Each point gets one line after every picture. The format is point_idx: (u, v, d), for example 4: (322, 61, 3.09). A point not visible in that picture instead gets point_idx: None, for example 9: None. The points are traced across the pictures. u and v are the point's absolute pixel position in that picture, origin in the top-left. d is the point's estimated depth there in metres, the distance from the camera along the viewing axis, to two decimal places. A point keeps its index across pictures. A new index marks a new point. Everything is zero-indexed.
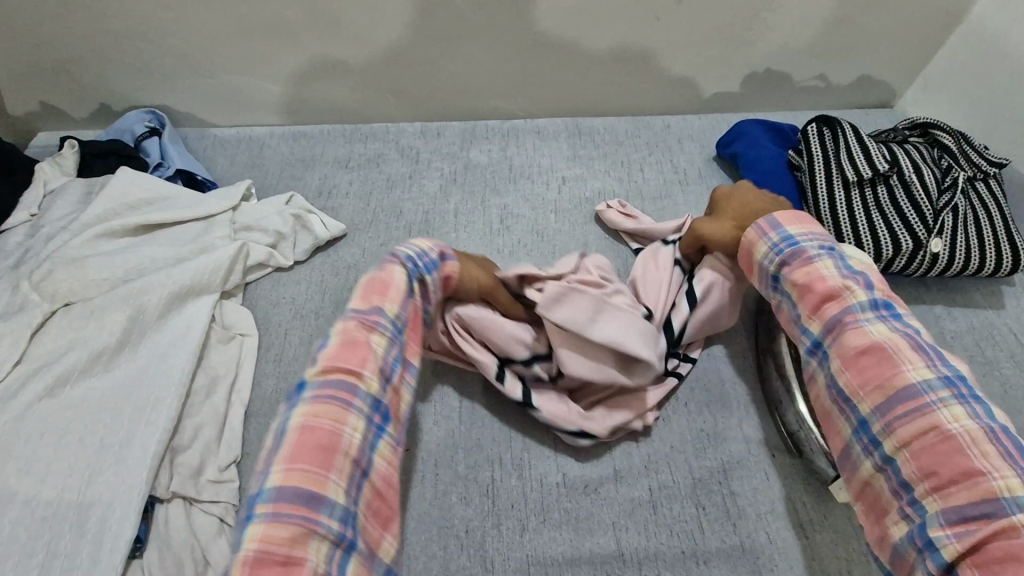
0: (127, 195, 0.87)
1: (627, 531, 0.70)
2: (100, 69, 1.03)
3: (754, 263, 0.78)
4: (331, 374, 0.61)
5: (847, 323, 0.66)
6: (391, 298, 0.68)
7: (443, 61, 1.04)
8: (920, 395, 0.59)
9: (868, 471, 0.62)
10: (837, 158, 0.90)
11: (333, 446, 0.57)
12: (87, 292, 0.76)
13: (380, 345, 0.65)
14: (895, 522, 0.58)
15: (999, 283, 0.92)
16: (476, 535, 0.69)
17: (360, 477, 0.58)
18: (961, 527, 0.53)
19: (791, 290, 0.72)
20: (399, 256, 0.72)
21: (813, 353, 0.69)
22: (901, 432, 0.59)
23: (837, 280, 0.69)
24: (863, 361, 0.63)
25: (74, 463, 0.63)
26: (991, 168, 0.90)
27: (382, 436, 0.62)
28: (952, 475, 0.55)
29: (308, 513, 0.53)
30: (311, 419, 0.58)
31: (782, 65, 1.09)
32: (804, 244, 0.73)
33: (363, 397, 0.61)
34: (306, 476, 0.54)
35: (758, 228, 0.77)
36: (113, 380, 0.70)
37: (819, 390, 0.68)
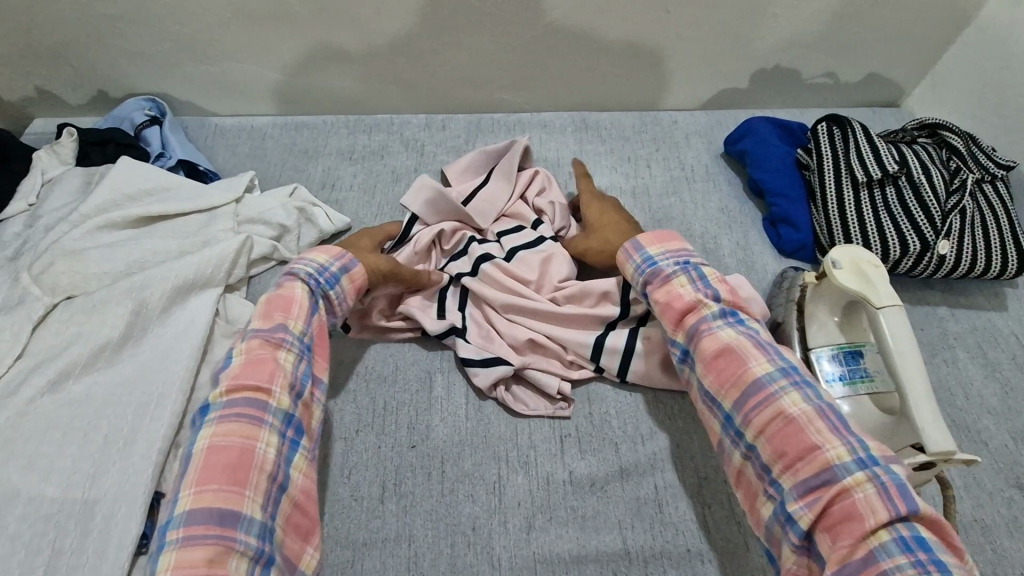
0: (127, 186, 0.85)
1: (633, 529, 0.70)
2: (98, 54, 1.00)
3: (623, 283, 0.79)
4: (237, 394, 0.62)
5: (703, 331, 0.68)
6: (294, 314, 0.70)
7: (448, 53, 1.02)
8: (767, 387, 0.62)
9: (737, 461, 0.64)
10: (847, 159, 0.90)
11: (246, 463, 0.59)
12: (88, 286, 0.75)
13: (288, 361, 0.66)
14: (763, 503, 0.61)
15: (1002, 285, 0.93)
16: (482, 533, 0.69)
17: (276, 491, 0.61)
18: (810, 497, 0.56)
19: (653, 306, 0.74)
20: (298, 273, 0.73)
21: (681, 363, 0.71)
22: (755, 422, 0.62)
23: (690, 294, 0.71)
24: (720, 363, 0.65)
25: (77, 459, 0.63)
26: (1000, 170, 0.90)
27: (296, 451, 0.64)
28: (798, 453, 0.58)
29: (224, 531, 0.55)
30: (219, 438, 0.60)
31: (791, 62, 1.09)
32: (662, 262, 0.74)
33: (273, 413, 0.63)
34: (221, 496, 0.56)
35: (624, 251, 0.78)
36: (116, 375, 0.69)
37: (689, 394, 0.70)
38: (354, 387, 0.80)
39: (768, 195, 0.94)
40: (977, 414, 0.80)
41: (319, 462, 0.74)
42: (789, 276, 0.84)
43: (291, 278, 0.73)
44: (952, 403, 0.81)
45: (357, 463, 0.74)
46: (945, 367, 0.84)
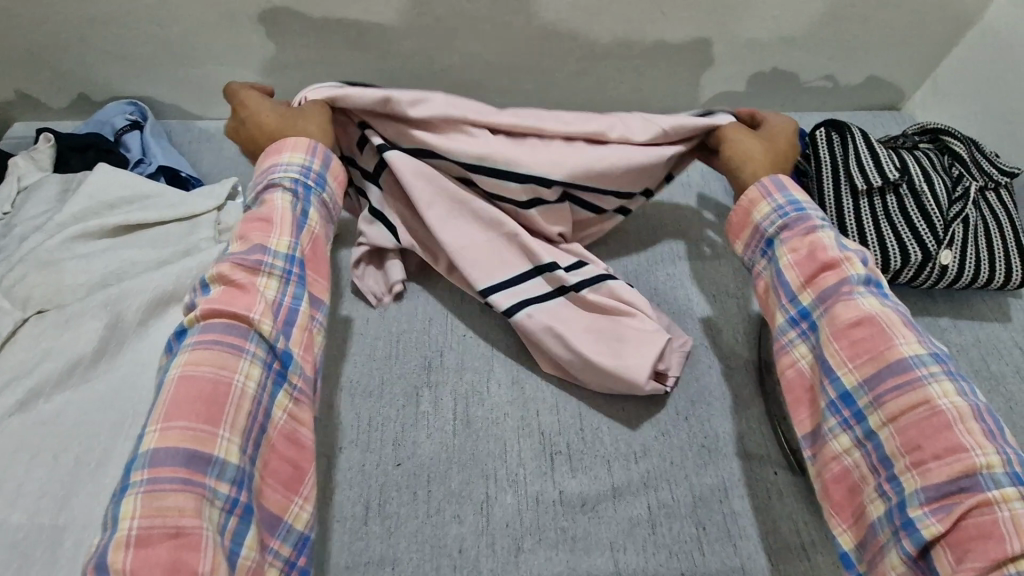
0: (105, 193, 0.83)
1: (625, 551, 0.68)
2: (78, 56, 0.98)
3: (748, 222, 0.75)
4: (214, 320, 0.59)
5: (842, 295, 0.64)
6: (275, 232, 0.66)
7: (439, 55, 1.00)
8: (913, 370, 0.59)
9: (840, 446, 0.62)
10: (847, 165, 0.87)
11: (218, 398, 0.55)
12: (62, 298, 0.72)
13: (270, 287, 0.64)
14: (871, 501, 0.59)
15: (1006, 294, 0.90)
16: (469, 555, 0.67)
17: (257, 432, 0.58)
18: (938, 504, 0.54)
19: (784, 262, 0.70)
20: (278, 181, 0.70)
21: (797, 327, 0.68)
22: (890, 406, 0.59)
23: (833, 249, 0.67)
24: (861, 335, 0.62)
25: (47, 481, 0.60)
26: (1003, 177, 0.88)
27: (281, 385, 0.61)
28: (937, 451, 0.55)
29: (191, 476, 0.52)
30: (191, 369, 0.56)
31: (789, 65, 1.06)
32: (807, 214, 0.71)
33: (255, 343, 0.59)
34: (189, 436, 0.53)
35: (761, 186, 0.74)
36: (90, 392, 0.67)
37: (807, 364, 0.66)
38: (340, 401, 0.77)
39: None
40: None
41: None
42: None
43: (270, 198, 0.69)
44: None
45: (340, 481, 0.71)
46: None
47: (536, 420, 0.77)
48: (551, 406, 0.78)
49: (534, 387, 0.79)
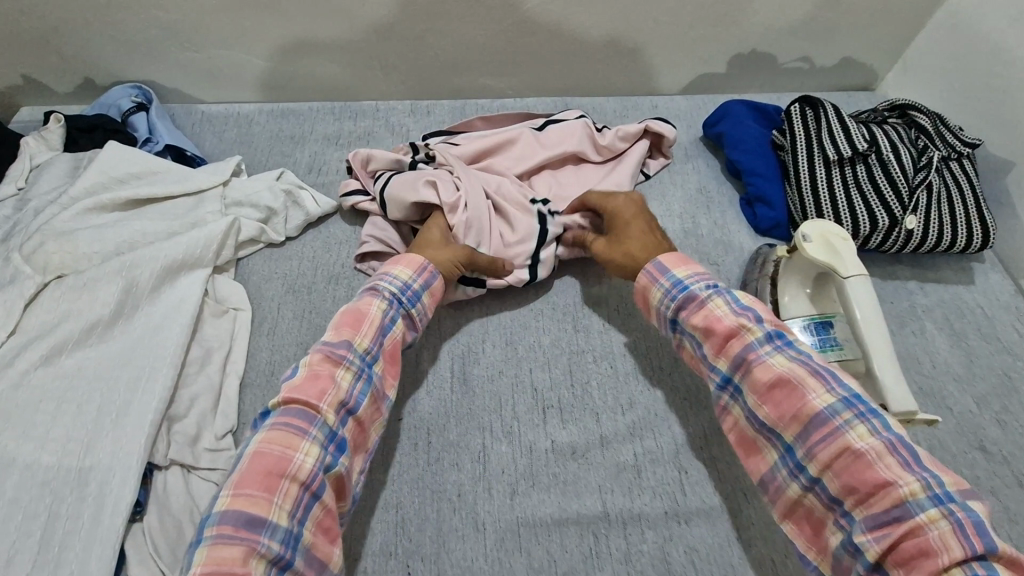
0: (115, 169, 0.87)
1: (612, 493, 0.73)
2: (83, 41, 1.01)
3: (651, 304, 0.75)
4: (291, 405, 0.60)
5: (750, 360, 0.64)
6: (363, 332, 0.67)
7: (431, 38, 1.04)
8: (829, 421, 0.58)
9: (794, 492, 0.61)
10: (818, 137, 0.93)
11: (281, 471, 0.55)
12: (78, 266, 0.76)
13: (345, 379, 0.64)
14: (832, 532, 0.59)
15: (969, 260, 0.96)
16: (468, 499, 0.72)
17: (309, 498, 0.57)
18: (879, 532, 0.53)
19: (691, 332, 0.70)
20: (382, 289, 0.72)
21: (723, 390, 0.68)
22: (820, 456, 0.58)
23: (731, 318, 0.67)
24: (775, 394, 0.62)
25: (73, 430, 0.65)
26: (966, 148, 0.93)
27: (337, 462, 0.60)
28: (867, 488, 0.55)
29: (248, 534, 0.52)
30: (266, 444, 0.57)
31: (767, 47, 1.11)
32: (693, 286, 0.71)
33: (319, 426, 0.59)
34: (251, 500, 0.53)
35: (647, 273, 0.74)
36: (109, 351, 0.71)
37: (738, 420, 0.67)
38: None
39: (745, 175, 0.96)
40: (943, 381, 0.84)
41: None
42: (763, 252, 0.87)
43: (371, 294, 0.71)
44: (920, 370, 0.84)
45: None
46: (913, 338, 0.87)
47: (528, 376, 0.82)
48: (543, 364, 0.83)
49: (525, 348, 0.84)
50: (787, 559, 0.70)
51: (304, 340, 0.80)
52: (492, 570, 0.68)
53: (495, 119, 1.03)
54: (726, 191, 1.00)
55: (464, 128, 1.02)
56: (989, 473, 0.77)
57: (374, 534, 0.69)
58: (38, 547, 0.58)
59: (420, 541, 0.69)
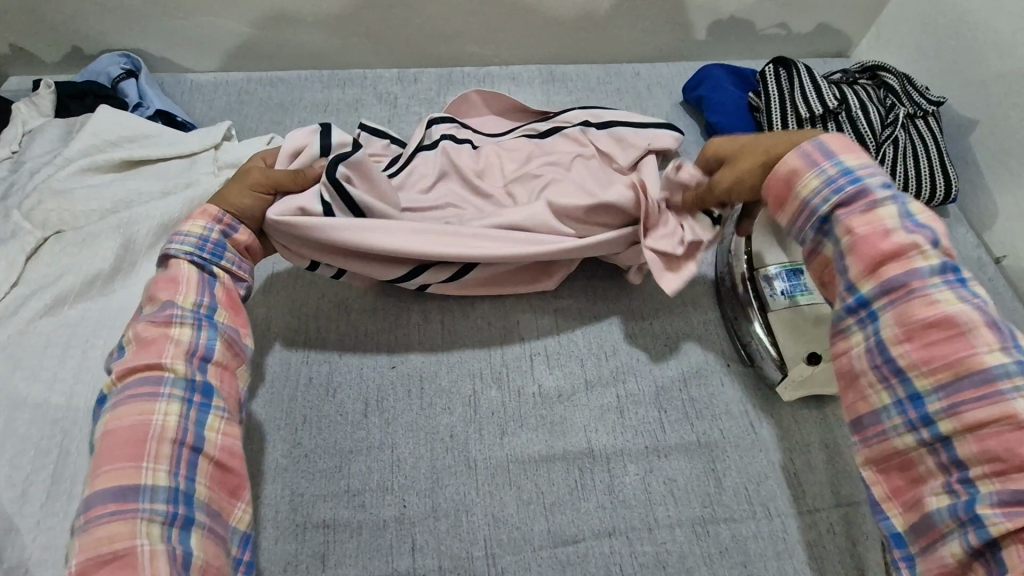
0: (108, 132, 0.88)
1: (597, 432, 0.77)
2: (70, 10, 1.02)
3: (782, 201, 0.69)
4: (130, 379, 0.63)
5: (915, 288, 0.59)
6: (183, 290, 0.68)
7: (417, 5, 1.06)
8: (996, 381, 0.54)
9: (905, 440, 0.59)
10: (792, 97, 0.96)
11: (142, 437, 0.59)
12: (77, 222, 0.78)
13: (183, 333, 0.66)
14: (933, 492, 0.57)
15: (935, 215, 1.01)
16: (459, 439, 0.76)
17: (189, 452, 0.61)
18: (1011, 509, 0.51)
19: (842, 234, 0.64)
20: (177, 252, 0.70)
21: (852, 313, 0.63)
22: (967, 414, 0.55)
23: (901, 234, 0.61)
24: (934, 333, 0.58)
25: (78, 375, 0.67)
26: (931, 106, 0.97)
27: (208, 412, 0.64)
28: (1022, 462, 0.52)
29: (123, 507, 0.56)
30: (114, 423, 0.60)
31: (744, 14, 1.14)
32: (865, 181, 0.64)
33: (171, 385, 0.63)
34: (119, 474, 0.57)
35: (801, 156, 0.68)
36: (110, 303, 0.74)
37: (856, 347, 0.63)
38: (340, 315, 0.85)
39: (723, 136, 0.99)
40: None
41: (305, 386, 0.79)
42: None
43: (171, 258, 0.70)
44: None
45: (343, 380, 0.79)
46: None
47: (516, 326, 0.85)
48: (530, 315, 0.86)
49: (513, 301, 0.88)
50: (759, 487, 0.75)
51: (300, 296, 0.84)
52: (483, 502, 0.72)
53: (492, 99, 1.03)
54: None
55: (461, 103, 1.02)
56: None
57: (371, 471, 0.73)
58: (51, 480, 0.61)
59: (414, 476, 0.73)
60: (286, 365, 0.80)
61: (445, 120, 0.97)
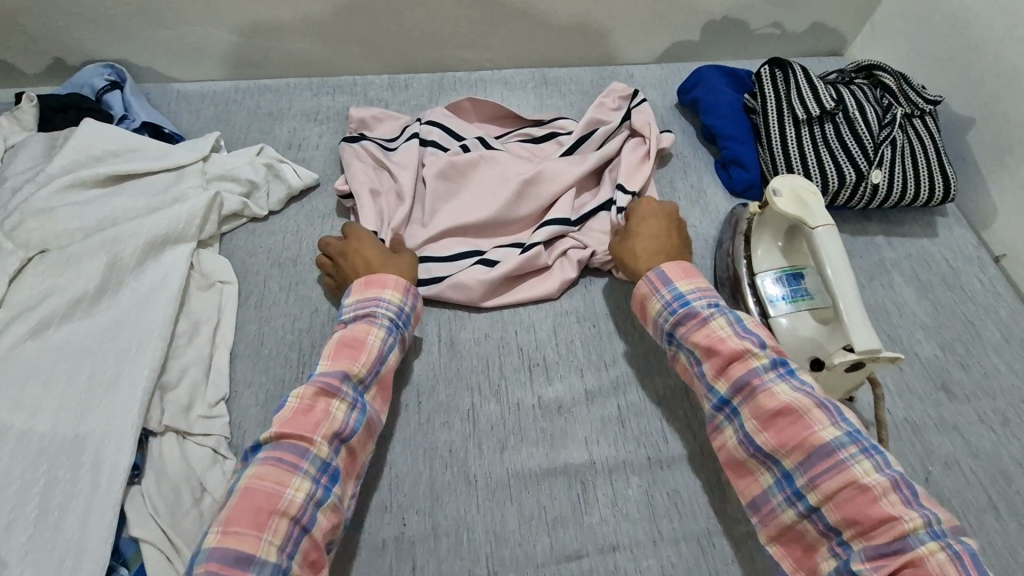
0: (92, 147, 0.86)
1: (598, 445, 0.76)
2: (51, 21, 1.00)
3: (648, 313, 0.77)
4: (284, 440, 0.62)
5: (756, 385, 0.66)
6: (361, 360, 0.69)
7: (407, 11, 1.04)
8: (835, 452, 0.60)
9: (788, 518, 0.63)
10: (788, 98, 0.95)
11: (271, 507, 0.58)
12: (61, 241, 0.76)
13: (340, 410, 0.65)
14: (823, 556, 0.60)
15: (934, 215, 1.00)
16: (459, 455, 0.74)
17: (299, 533, 0.58)
18: (878, 562, 0.55)
19: (693, 349, 0.71)
20: (379, 316, 0.72)
21: (721, 411, 0.69)
22: (822, 486, 0.60)
23: (735, 340, 0.69)
24: (779, 422, 0.64)
25: (65, 400, 0.66)
26: (928, 105, 0.96)
27: (330, 495, 0.61)
28: (870, 520, 0.57)
29: (234, 573, 0.54)
30: (256, 481, 0.59)
31: (737, 14, 1.13)
32: (695, 303, 0.73)
33: (312, 460, 0.61)
34: (241, 538, 0.56)
35: (648, 282, 0.77)
36: (97, 324, 0.72)
37: (731, 442, 0.68)
38: None
39: (719, 139, 0.99)
40: (909, 328, 0.88)
41: None
42: (738, 213, 0.90)
43: (370, 321, 0.72)
44: (887, 319, 0.88)
45: None
46: (881, 290, 0.91)
47: (513, 337, 0.84)
48: (528, 325, 0.85)
49: (509, 311, 0.86)
50: None
51: (292, 312, 0.81)
52: (485, 520, 0.70)
53: (483, 106, 1.02)
54: (701, 155, 1.02)
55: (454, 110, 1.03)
56: (952, 413, 0.81)
57: (368, 490, 0.71)
58: (37, 511, 0.59)
59: (412, 495, 0.71)
60: None
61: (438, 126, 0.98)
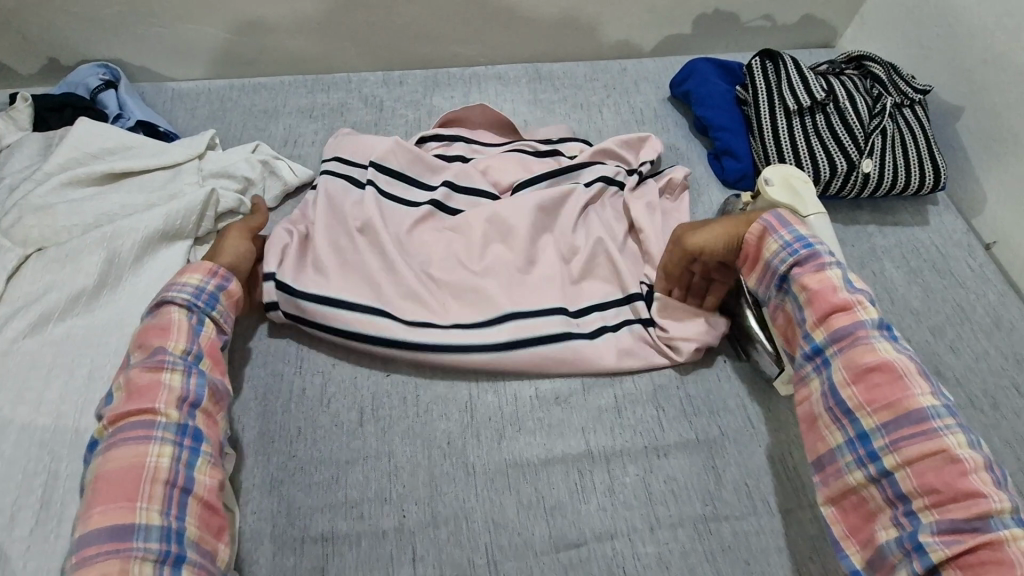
0: (88, 145, 0.87)
1: (595, 433, 0.77)
2: (46, 20, 1.00)
3: (755, 255, 0.76)
4: (122, 424, 0.62)
5: (860, 338, 0.65)
6: (174, 336, 0.68)
7: (399, 6, 1.04)
8: (932, 420, 0.61)
9: (856, 479, 0.64)
10: (780, 89, 0.96)
11: (136, 478, 0.59)
12: (58, 239, 0.77)
13: (174, 379, 0.65)
14: (883, 526, 0.62)
15: (925, 204, 1.01)
16: (457, 445, 0.75)
17: (179, 493, 0.61)
18: (949, 536, 0.57)
19: (797, 293, 0.71)
20: (173, 298, 0.70)
21: (811, 360, 0.69)
22: (907, 450, 0.61)
23: (845, 293, 0.68)
24: (877, 380, 0.64)
25: (65, 396, 0.66)
26: (917, 95, 0.97)
27: (197, 455, 0.63)
28: (953, 492, 0.58)
29: (119, 545, 0.56)
30: (108, 466, 0.60)
31: (729, 6, 1.14)
32: (816, 247, 0.71)
33: (163, 428, 0.63)
34: (113, 514, 0.57)
35: (764, 221, 0.75)
36: (95, 319, 0.72)
37: (814, 395, 0.68)
38: None
39: (711, 130, 1.00)
40: (901, 315, 0.89)
41: (296, 397, 0.78)
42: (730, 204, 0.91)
43: (166, 303, 0.70)
44: (880, 307, 0.89)
45: (339, 390, 0.79)
46: (873, 278, 0.92)
47: None
48: None
49: None
50: (759, 483, 0.74)
51: None
52: (483, 508, 0.71)
53: (489, 114, 1.03)
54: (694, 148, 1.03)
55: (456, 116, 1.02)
56: (945, 398, 0.82)
57: (367, 481, 0.72)
58: (40, 505, 0.60)
59: (411, 484, 0.72)
60: (277, 375, 0.79)
61: (434, 138, 1.00)
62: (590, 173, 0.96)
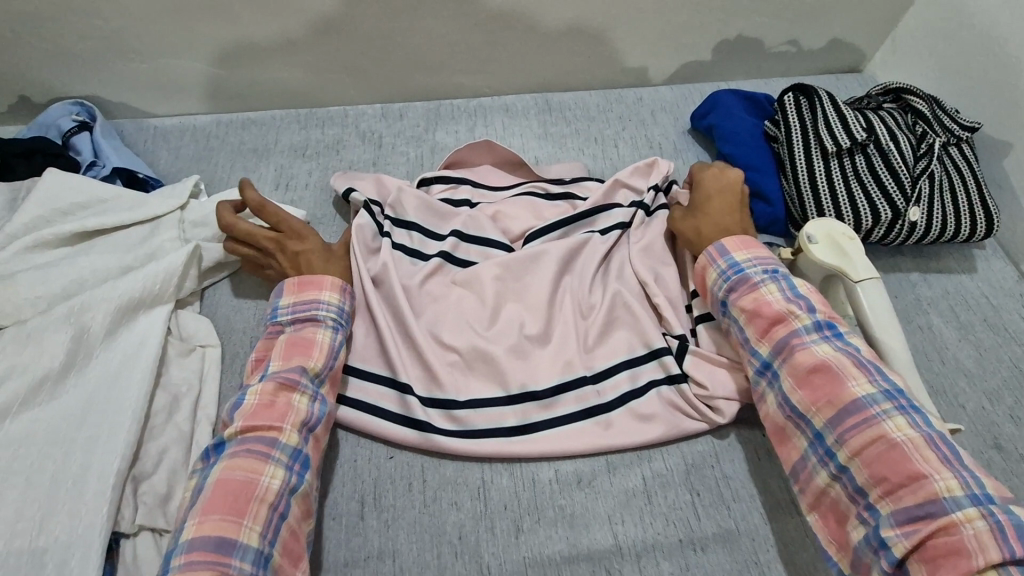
0: (58, 199, 0.79)
1: (623, 523, 0.69)
2: (14, 57, 0.92)
3: (705, 285, 0.76)
4: (250, 433, 0.60)
5: (796, 345, 0.65)
6: (314, 356, 0.66)
7: (399, 36, 0.96)
8: (867, 409, 0.60)
9: (822, 480, 0.61)
10: (815, 128, 0.88)
11: (248, 494, 0.56)
12: (21, 313, 0.68)
13: (302, 402, 0.63)
14: (853, 526, 0.59)
15: (970, 247, 0.93)
16: (470, 541, 0.67)
17: (278, 518, 0.57)
18: (909, 527, 0.54)
19: (738, 315, 0.71)
20: (322, 318, 0.69)
21: (763, 374, 0.68)
22: (853, 442, 0.59)
23: (781, 304, 0.68)
24: (815, 379, 0.63)
25: (22, 506, 0.58)
26: (965, 132, 0.90)
27: (303, 481, 0.60)
28: (900, 479, 0.56)
29: (219, 558, 0.52)
30: (228, 472, 0.58)
31: (752, 31, 1.06)
32: (749, 269, 0.71)
33: (282, 448, 0.60)
34: (220, 525, 0.54)
35: (706, 254, 0.75)
36: (61, 409, 0.64)
37: (770, 407, 0.67)
38: None
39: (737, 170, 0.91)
40: (953, 377, 0.81)
41: None
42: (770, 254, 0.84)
43: (310, 320, 0.69)
44: (929, 367, 0.81)
45: (336, 476, 0.70)
46: (920, 333, 0.84)
47: None
48: None
49: None
50: None
51: None
52: None
53: (501, 153, 0.94)
54: None
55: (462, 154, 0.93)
56: (1008, 473, 0.74)
57: None
58: None
59: None
60: None
61: (440, 180, 0.91)
62: (606, 219, 0.87)
